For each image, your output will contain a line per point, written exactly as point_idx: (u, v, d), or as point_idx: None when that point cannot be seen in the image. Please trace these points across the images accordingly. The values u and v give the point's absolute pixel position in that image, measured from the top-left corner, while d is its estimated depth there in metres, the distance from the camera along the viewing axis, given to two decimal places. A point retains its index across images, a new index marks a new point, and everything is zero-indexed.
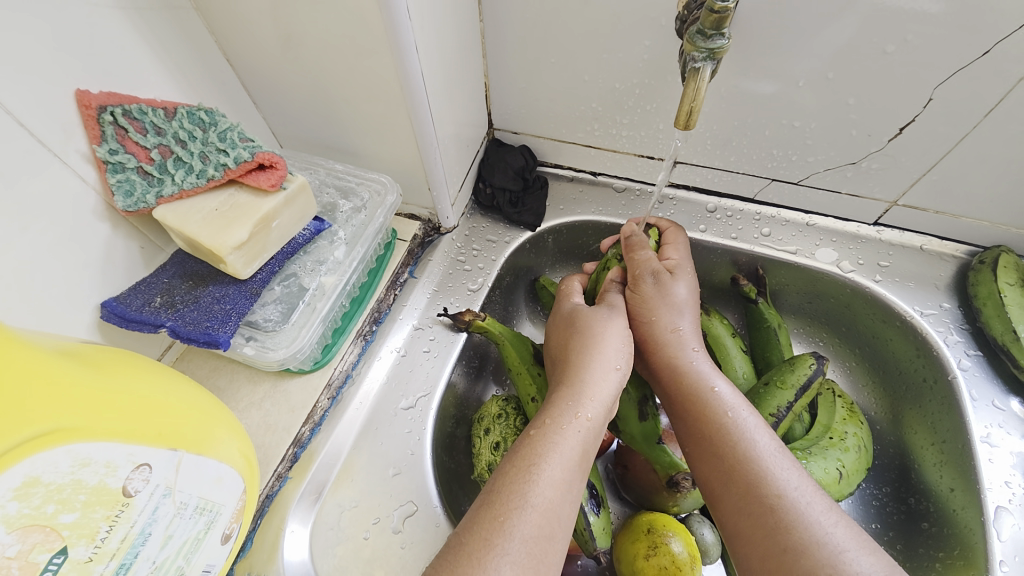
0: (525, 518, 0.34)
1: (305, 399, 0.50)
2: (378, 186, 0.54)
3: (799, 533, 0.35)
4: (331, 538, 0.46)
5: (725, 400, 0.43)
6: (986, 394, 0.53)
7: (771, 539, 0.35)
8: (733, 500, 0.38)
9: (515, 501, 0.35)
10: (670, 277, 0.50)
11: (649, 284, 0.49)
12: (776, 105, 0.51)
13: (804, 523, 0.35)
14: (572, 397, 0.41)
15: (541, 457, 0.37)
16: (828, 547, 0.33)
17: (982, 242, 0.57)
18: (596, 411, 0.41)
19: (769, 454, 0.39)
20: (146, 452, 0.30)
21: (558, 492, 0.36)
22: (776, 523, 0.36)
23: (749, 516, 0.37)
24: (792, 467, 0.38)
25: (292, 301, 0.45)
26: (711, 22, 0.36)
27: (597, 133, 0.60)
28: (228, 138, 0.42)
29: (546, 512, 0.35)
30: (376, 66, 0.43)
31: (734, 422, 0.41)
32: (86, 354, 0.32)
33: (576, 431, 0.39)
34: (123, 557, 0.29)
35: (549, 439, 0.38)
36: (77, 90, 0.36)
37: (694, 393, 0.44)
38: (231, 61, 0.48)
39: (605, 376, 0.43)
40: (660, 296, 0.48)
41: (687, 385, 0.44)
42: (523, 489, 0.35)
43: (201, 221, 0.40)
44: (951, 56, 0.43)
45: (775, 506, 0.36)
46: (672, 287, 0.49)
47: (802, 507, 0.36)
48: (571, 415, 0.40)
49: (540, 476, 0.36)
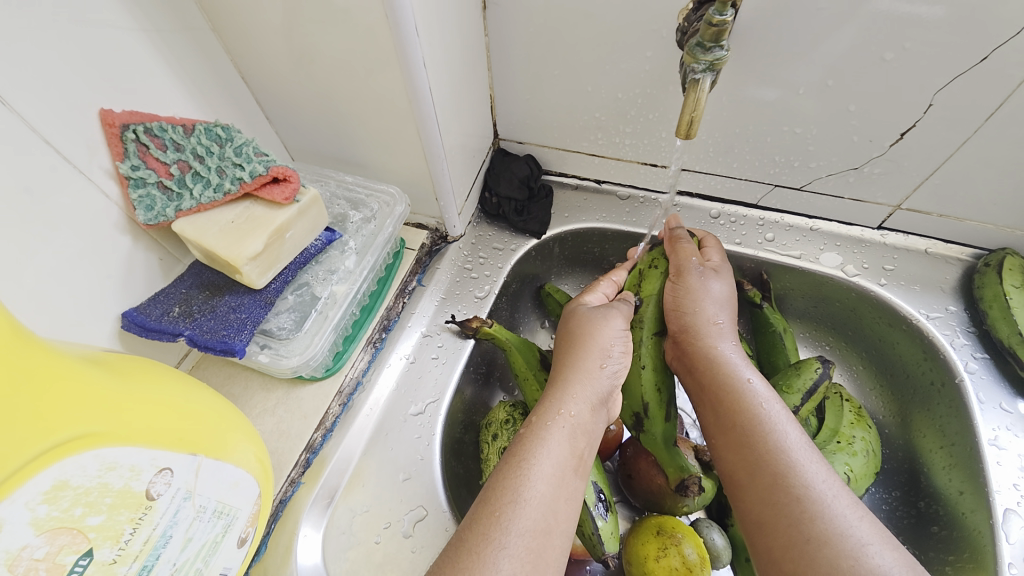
0: (520, 512, 0.35)
1: (317, 406, 0.51)
2: (387, 197, 0.55)
3: (823, 525, 0.35)
4: (344, 542, 0.47)
5: (758, 393, 0.44)
6: (994, 397, 0.53)
7: (794, 530, 0.36)
8: (758, 493, 0.39)
9: (509, 496, 0.35)
10: (713, 274, 0.51)
11: (696, 275, 0.50)
12: (777, 112, 0.52)
13: (828, 515, 0.35)
14: (556, 396, 0.42)
15: (530, 454, 0.38)
16: (850, 540, 0.34)
17: (987, 245, 0.57)
18: (581, 408, 0.42)
19: (797, 448, 0.40)
20: (168, 456, 0.31)
21: (551, 487, 0.37)
22: (801, 514, 0.36)
23: (773, 507, 0.38)
24: (817, 462, 0.39)
25: (305, 309, 0.46)
26: (710, 35, 0.37)
27: (601, 142, 0.61)
28: (244, 152, 0.43)
29: (539, 506, 0.35)
30: (386, 81, 0.44)
31: (764, 416, 0.42)
32: (111, 362, 0.33)
33: (562, 428, 0.40)
34: (146, 558, 0.30)
35: (536, 436, 0.39)
36: (100, 109, 0.38)
37: (723, 388, 0.45)
38: (245, 78, 0.49)
39: (591, 375, 0.44)
40: (705, 287, 0.50)
41: (719, 379, 0.45)
42: (516, 483, 0.36)
43: (218, 232, 0.41)
44: (949, 63, 0.43)
45: (800, 497, 0.37)
46: (713, 282, 0.51)
47: (828, 500, 0.36)
48: (555, 413, 0.41)
49: (531, 472, 0.37)
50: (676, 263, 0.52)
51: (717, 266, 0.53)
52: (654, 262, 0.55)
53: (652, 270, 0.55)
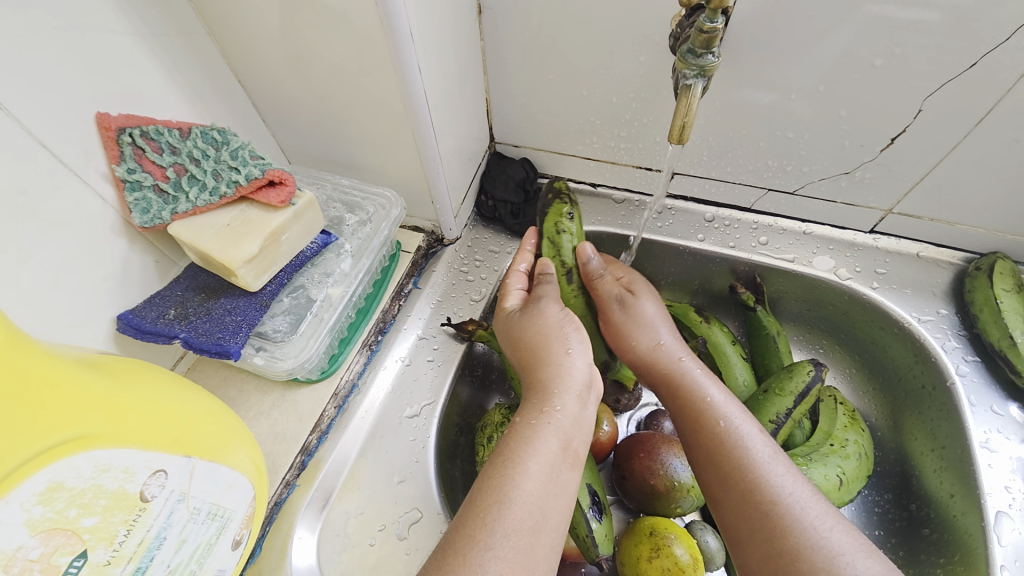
0: (507, 513, 0.35)
1: (312, 408, 0.51)
2: (384, 200, 0.55)
3: (795, 539, 0.36)
4: (338, 544, 0.47)
5: (719, 408, 0.43)
6: (985, 399, 0.54)
7: (767, 545, 0.37)
8: (733, 507, 0.40)
9: (494, 497, 0.36)
10: (635, 298, 0.52)
11: (615, 305, 0.52)
12: (770, 116, 0.52)
13: (800, 528, 0.36)
14: (540, 395, 0.43)
15: (516, 453, 0.38)
16: (824, 553, 0.35)
17: (978, 249, 0.58)
18: (566, 402, 0.42)
19: (766, 460, 0.40)
20: (162, 458, 0.31)
21: (538, 485, 0.37)
22: (772, 529, 0.37)
23: (748, 523, 0.38)
24: (788, 472, 0.40)
25: (301, 312, 0.46)
26: (700, 41, 0.38)
27: (596, 145, 0.61)
28: (240, 156, 0.43)
29: (527, 505, 0.36)
30: (382, 86, 0.45)
31: (728, 431, 0.42)
32: (107, 364, 0.33)
33: (548, 425, 0.40)
34: (140, 560, 0.30)
35: (522, 435, 0.39)
36: (98, 113, 0.38)
37: (688, 403, 0.45)
38: (241, 81, 0.50)
39: (567, 368, 0.44)
40: (632, 319, 0.51)
41: (683, 395, 0.46)
42: (503, 483, 0.36)
43: (213, 236, 0.41)
44: (938, 69, 0.44)
45: (771, 512, 0.37)
46: (639, 306, 0.52)
47: (800, 512, 0.37)
48: (540, 412, 0.41)
49: (517, 472, 0.37)
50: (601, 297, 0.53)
51: (635, 283, 0.54)
52: (561, 227, 0.55)
53: (560, 235, 0.55)
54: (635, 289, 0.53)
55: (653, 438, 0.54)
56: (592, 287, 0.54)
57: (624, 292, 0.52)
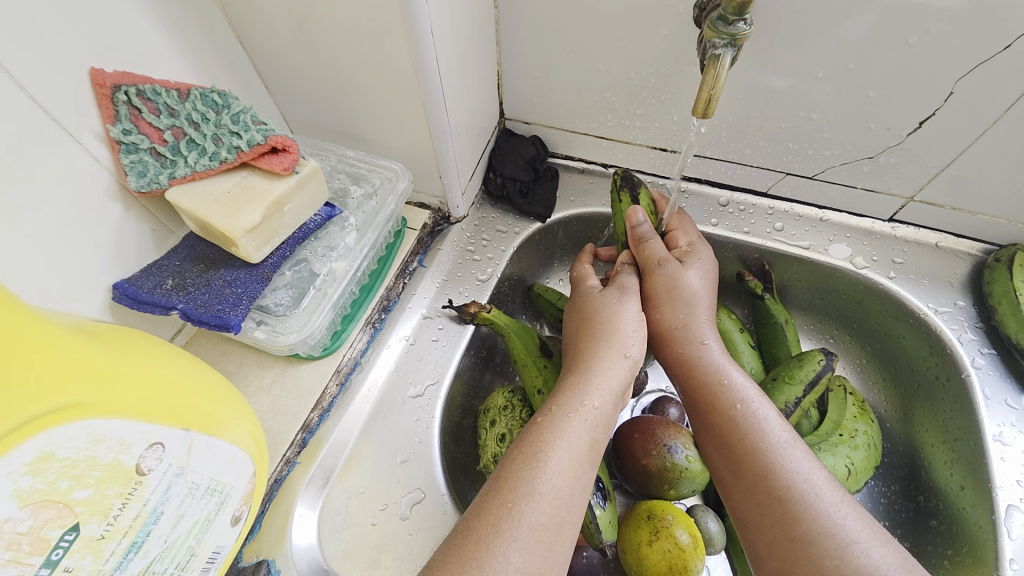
0: (533, 506, 0.34)
1: (314, 385, 0.50)
2: (390, 173, 0.53)
3: (806, 524, 0.35)
4: (339, 523, 0.46)
5: (737, 391, 0.43)
6: (999, 392, 0.53)
7: (778, 529, 0.36)
8: (742, 490, 0.39)
9: (522, 488, 0.35)
10: (682, 264, 0.49)
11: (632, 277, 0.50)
12: (791, 98, 0.50)
13: (812, 514, 0.35)
14: (579, 385, 0.41)
15: (547, 444, 0.37)
16: (836, 539, 0.34)
17: (998, 240, 0.57)
18: (603, 400, 0.41)
19: (782, 444, 0.39)
20: (159, 431, 0.30)
21: (568, 481, 0.36)
22: (783, 513, 0.36)
23: (757, 506, 0.38)
24: (804, 458, 0.39)
25: (303, 286, 0.45)
26: (733, 8, 0.36)
27: (610, 123, 0.59)
28: (241, 121, 0.41)
29: (555, 501, 0.35)
30: (390, 51, 0.43)
31: (745, 414, 0.41)
32: (101, 332, 0.32)
33: (583, 420, 0.39)
34: (135, 535, 0.29)
35: (555, 426, 0.38)
36: (93, 69, 0.36)
37: (705, 385, 0.44)
38: (244, 45, 0.48)
39: (613, 363, 0.43)
40: (674, 284, 0.48)
41: (698, 376, 0.44)
42: (531, 476, 0.35)
43: (213, 203, 0.40)
44: (972, 49, 0.42)
45: (783, 497, 0.37)
46: (682, 276, 0.48)
47: (813, 498, 0.36)
48: (578, 403, 0.40)
49: (547, 464, 0.36)
50: (643, 261, 0.50)
51: (693, 253, 0.51)
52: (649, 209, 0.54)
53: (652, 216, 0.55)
54: (687, 260, 0.50)
55: (650, 420, 0.52)
56: (639, 254, 0.51)
57: (669, 259, 0.49)
